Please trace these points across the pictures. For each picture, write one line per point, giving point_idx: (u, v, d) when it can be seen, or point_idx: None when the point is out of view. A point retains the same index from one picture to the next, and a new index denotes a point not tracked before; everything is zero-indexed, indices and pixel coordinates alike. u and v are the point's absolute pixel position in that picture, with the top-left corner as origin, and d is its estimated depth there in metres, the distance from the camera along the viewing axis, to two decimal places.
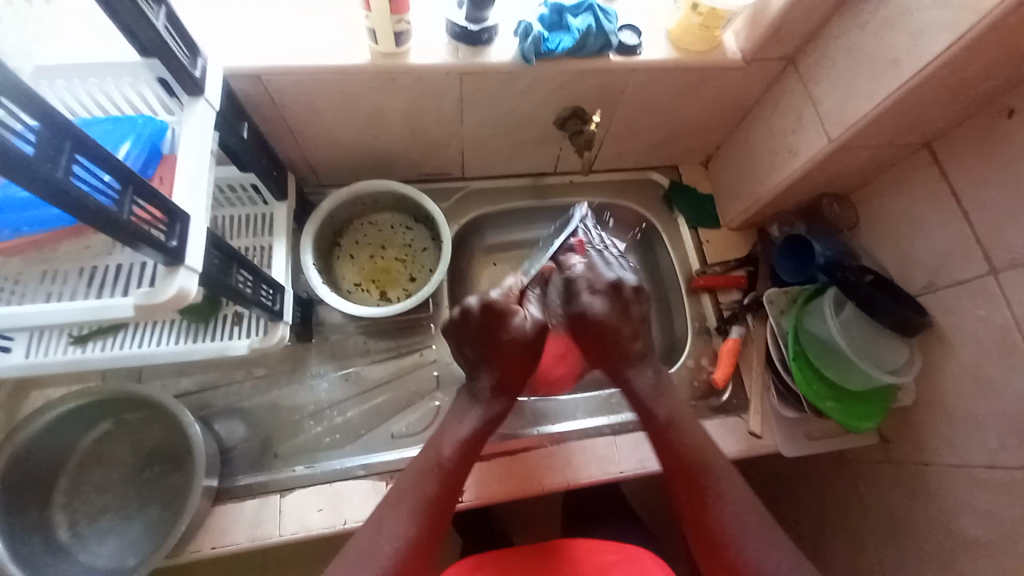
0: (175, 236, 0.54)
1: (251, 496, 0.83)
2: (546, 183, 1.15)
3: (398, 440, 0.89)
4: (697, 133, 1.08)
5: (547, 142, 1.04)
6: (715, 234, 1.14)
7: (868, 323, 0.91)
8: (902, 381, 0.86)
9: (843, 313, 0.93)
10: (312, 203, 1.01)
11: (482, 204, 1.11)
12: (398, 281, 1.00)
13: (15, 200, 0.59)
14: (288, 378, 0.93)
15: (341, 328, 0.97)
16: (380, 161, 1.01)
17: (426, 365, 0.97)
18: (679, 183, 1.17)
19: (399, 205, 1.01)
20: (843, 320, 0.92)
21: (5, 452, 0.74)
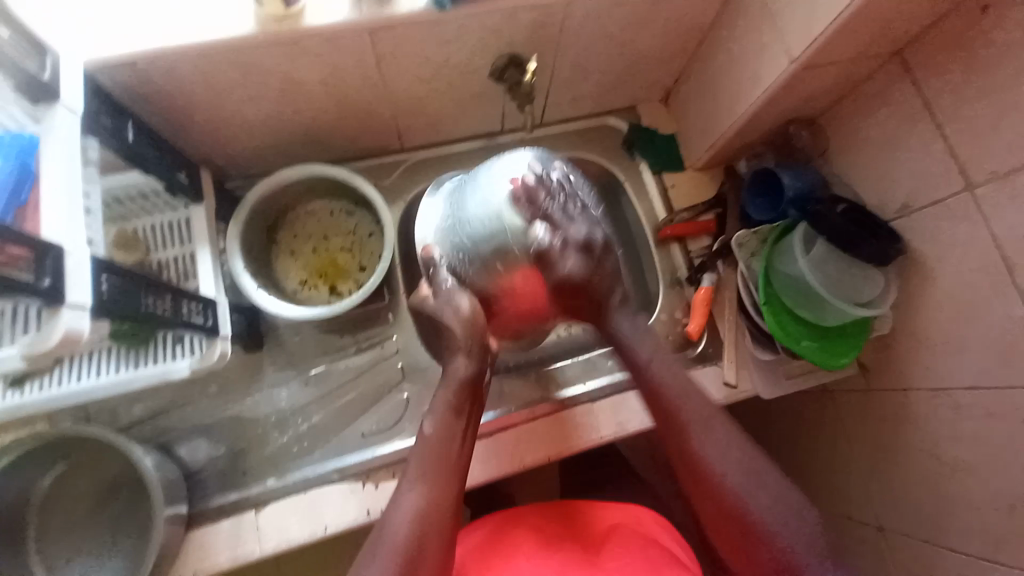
0: (49, 274, 0.47)
1: (226, 516, 0.79)
2: (496, 143, 1.06)
3: (370, 439, 0.86)
4: (652, 67, 0.99)
5: (489, 97, 0.95)
6: (681, 177, 1.07)
7: (840, 257, 0.86)
8: (878, 314, 0.83)
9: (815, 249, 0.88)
10: (239, 199, 0.92)
11: (428, 176, 1.02)
12: (347, 272, 0.94)
13: None
14: (246, 391, 0.88)
15: (294, 331, 0.91)
16: (306, 142, 0.91)
17: (390, 357, 0.92)
18: (639, 125, 1.09)
19: (335, 189, 0.92)
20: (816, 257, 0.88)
21: None
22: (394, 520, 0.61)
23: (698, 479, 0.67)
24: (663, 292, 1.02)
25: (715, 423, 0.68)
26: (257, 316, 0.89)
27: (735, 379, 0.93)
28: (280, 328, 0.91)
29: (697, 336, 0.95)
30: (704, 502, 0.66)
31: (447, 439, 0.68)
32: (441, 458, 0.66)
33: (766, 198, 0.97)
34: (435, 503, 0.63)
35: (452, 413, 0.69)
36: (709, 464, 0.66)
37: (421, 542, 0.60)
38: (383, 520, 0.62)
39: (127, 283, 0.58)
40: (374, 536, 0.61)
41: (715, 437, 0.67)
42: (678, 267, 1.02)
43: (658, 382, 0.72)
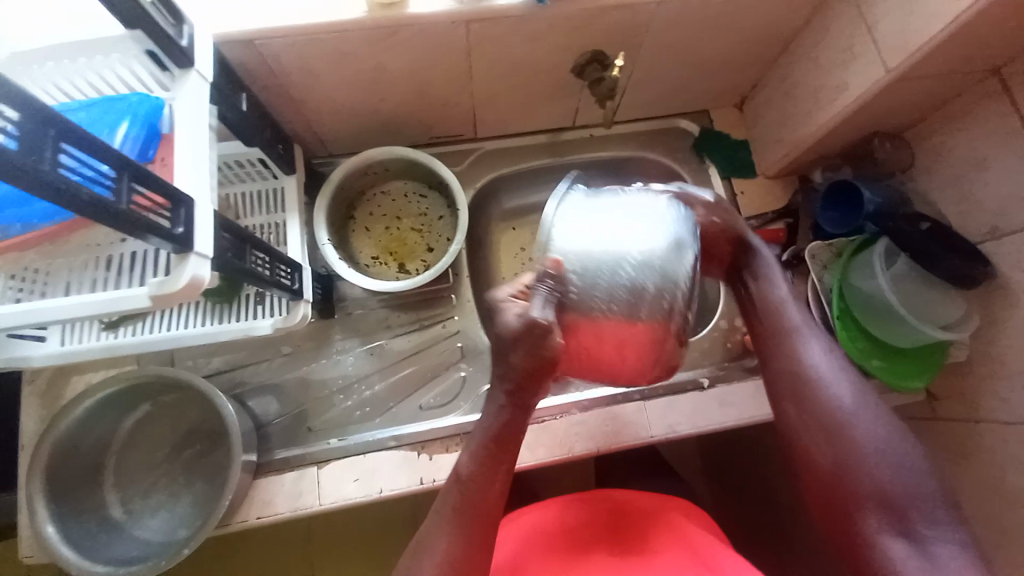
0: (181, 223, 0.52)
1: (290, 469, 0.84)
2: (566, 139, 1.08)
3: (427, 412, 0.90)
4: (730, 71, 0.98)
5: (565, 93, 0.96)
6: (750, 185, 1.06)
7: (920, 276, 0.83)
8: (959, 336, 0.79)
9: (895, 267, 0.85)
10: (321, 175, 0.97)
11: (496, 166, 1.05)
12: (415, 252, 0.97)
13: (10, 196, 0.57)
14: (315, 355, 0.93)
15: (362, 302, 0.96)
16: (387, 126, 0.95)
17: (449, 336, 0.95)
18: (711, 130, 1.08)
19: (411, 172, 0.96)
20: (895, 274, 0.84)
21: (52, 439, 0.76)
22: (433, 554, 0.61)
23: (830, 419, 0.65)
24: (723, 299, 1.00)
25: (816, 340, 0.69)
26: (331, 285, 0.95)
27: None
28: (348, 300, 0.96)
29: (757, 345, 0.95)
30: (791, 410, 0.67)
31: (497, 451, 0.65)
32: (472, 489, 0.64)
33: (836, 211, 0.95)
34: (473, 542, 0.62)
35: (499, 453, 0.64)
36: (810, 378, 0.67)
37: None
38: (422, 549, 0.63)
39: (234, 243, 0.62)
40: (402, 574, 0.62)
41: (815, 345, 0.69)
42: None
43: (769, 300, 0.73)
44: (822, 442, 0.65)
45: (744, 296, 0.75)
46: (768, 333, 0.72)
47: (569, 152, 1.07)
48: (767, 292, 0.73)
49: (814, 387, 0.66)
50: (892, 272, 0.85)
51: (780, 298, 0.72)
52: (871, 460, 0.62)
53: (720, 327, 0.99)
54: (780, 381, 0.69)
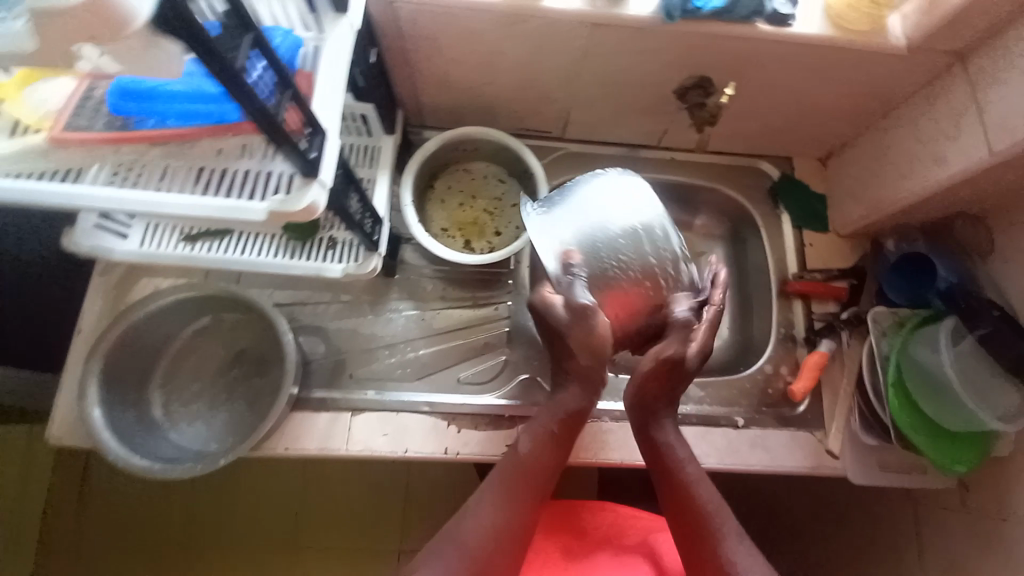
0: (315, 149, 0.55)
1: (325, 410, 0.87)
2: (648, 156, 1.09)
3: (464, 387, 0.91)
4: (826, 123, 0.99)
5: (660, 112, 0.98)
6: (820, 239, 1.06)
7: (982, 362, 0.83)
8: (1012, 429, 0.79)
9: (959, 347, 0.84)
10: (412, 142, 1.01)
11: (576, 168, 1.07)
12: (483, 233, 1.00)
13: (155, 91, 0.59)
14: (370, 308, 0.96)
15: (422, 269, 0.98)
16: (484, 107, 0.98)
17: (498, 320, 0.97)
18: (791, 178, 1.09)
19: (497, 156, 0.99)
20: (959, 353, 0.84)
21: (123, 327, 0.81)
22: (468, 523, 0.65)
23: (698, 523, 0.66)
24: (772, 344, 1.00)
25: (735, 534, 0.65)
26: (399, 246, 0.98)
27: (838, 450, 0.91)
28: (410, 264, 0.99)
29: (799, 398, 0.93)
30: None
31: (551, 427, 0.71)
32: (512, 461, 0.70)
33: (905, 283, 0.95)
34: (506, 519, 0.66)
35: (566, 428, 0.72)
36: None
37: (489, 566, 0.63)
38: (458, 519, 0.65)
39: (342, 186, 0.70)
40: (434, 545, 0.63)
41: (735, 538, 0.64)
42: (795, 324, 1.01)
43: (688, 486, 0.68)
44: (680, 510, 0.67)
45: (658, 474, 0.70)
46: (687, 525, 0.66)
47: (649, 170, 1.08)
48: (678, 461, 0.70)
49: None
50: (957, 351, 0.84)
51: (690, 480, 0.68)
52: (711, 524, 0.65)
53: (764, 371, 0.98)
54: (652, 459, 0.72)
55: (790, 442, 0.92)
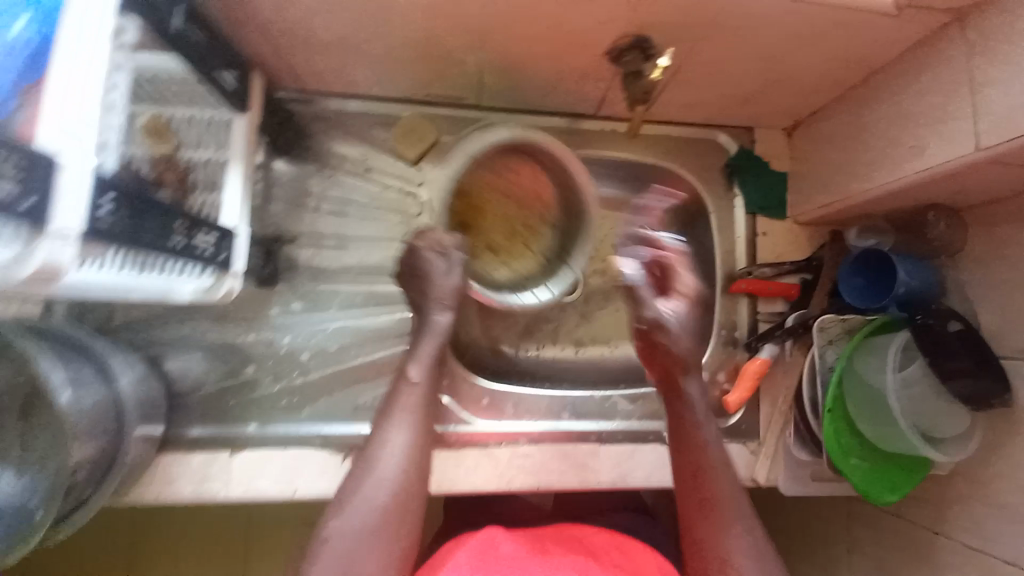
0: (35, 193, 0.38)
1: (197, 450, 0.77)
2: (584, 128, 0.92)
3: (364, 412, 0.81)
4: (795, 93, 0.82)
5: (595, 79, 0.79)
6: (776, 226, 0.93)
7: (936, 392, 0.74)
8: (946, 459, 0.72)
9: (909, 369, 0.75)
10: (288, 117, 0.82)
11: (497, 145, 0.90)
12: (388, 230, 0.85)
13: None
14: (246, 325, 0.80)
15: (312, 271, 0.83)
16: (376, 72, 0.78)
17: (403, 333, 0.83)
18: (750, 153, 0.94)
19: (405, 137, 0.84)
20: (905, 379, 0.76)
21: None
22: (387, 460, 0.65)
23: (705, 503, 0.64)
24: (712, 350, 0.90)
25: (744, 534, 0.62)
26: (279, 250, 0.82)
27: (765, 474, 0.84)
28: (288, 273, 0.82)
29: (733, 407, 0.86)
30: None
31: (427, 391, 0.71)
32: (425, 429, 0.69)
33: (866, 278, 0.86)
34: (413, 455, 0.66)
35: (433, 382, 0.73)
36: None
37: (401, 504, 0.64)
38: (375, 453, 0.66)
39: (128, 234, 0.49)
40: (356, 474, 0.65)
41: (737, 533, 0.61)
42: (739, 325, 0.91)
43: (709, 469, 0.66)
44: (707, 520, 0.63)
45: (680, 461, 0.68)
46: (689, 499, 0.65)
47: (586, 146, 0.92)
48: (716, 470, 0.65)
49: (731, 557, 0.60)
50: (902, 377, 0.76)
51: (720, 468, 0.66)
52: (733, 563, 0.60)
53: (699, 378, 0.89)
54: (680, 476, 0.67)
55: (726, 456, 0.85)
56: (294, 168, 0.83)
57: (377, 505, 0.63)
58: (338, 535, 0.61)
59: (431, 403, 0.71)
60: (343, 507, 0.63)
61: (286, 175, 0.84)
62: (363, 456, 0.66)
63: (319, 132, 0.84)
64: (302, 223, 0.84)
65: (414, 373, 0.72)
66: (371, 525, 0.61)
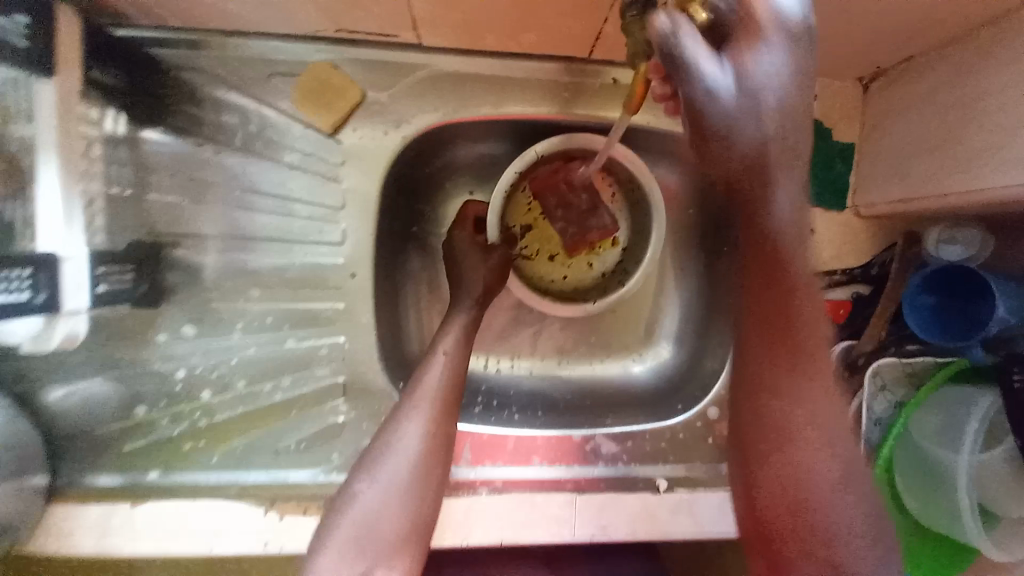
0: None
1: (92, 500, 0.64)
2: (571, 78, 0.65)
3: (286, 458, 0.66)
4: (887, 32, 0.54)
5: (583, 9, 0.52)
6: (830, 220, 0.69)
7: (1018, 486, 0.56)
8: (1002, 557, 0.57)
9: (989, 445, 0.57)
10: (153, 67, 0.58)
11: (450, 104, 0.64)
12: (305, 226, 0.65)
13: None
14: (131, 354, 0.64)
15: (210, 284, 0.65)
16: (253, 0, 0.52)
17: (330, 363, 0.66)
18: (806, 116, 0.67)
19: (320, 101, 0.62)
20: (985, 462, 0.58)
21: None
22: (406, 431, 0.57)
23: (774, 394, 0.51)
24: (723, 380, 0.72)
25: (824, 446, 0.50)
26: (160, 258, 0.62)
27: None
28: (179, 289, 0.64)
29: None
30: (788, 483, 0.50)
31: (456, 362, 0.61)
32: (453, 402, 0.59)
33: (939, 299, 0.63)
34: (439, 425, 0.58)
35: (464, 354, 0.62)
36: (807, 498, 0.50)
37: (420, 487, 0.56)
38: (395, 424, 0.57)
39: None
40: (379, 441, 0.57)
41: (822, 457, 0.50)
42: None
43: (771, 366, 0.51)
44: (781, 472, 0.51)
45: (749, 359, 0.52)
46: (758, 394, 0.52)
47: (573, 105, 0.66)
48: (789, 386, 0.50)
49: (812, 473, 0.50)
50: (981, 458, 0.57)
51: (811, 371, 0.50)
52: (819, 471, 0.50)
53: (706, 416, 0.71)
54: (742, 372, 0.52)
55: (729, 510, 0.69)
56: (171, 144, 0.62)
57: (403, 481, 0.56)
58: (364, 496, 0.55)
59: (460, 376, 0.61)
60: (367, 468, 0.56)
61: (162, 152, 0.63)
62: (383, 429, 0.58)
63: (198, 92, 0.61)
64: (189, 221, 0.64)
65: (443, 344, 0.62)
66: (395, 499, 0.55)
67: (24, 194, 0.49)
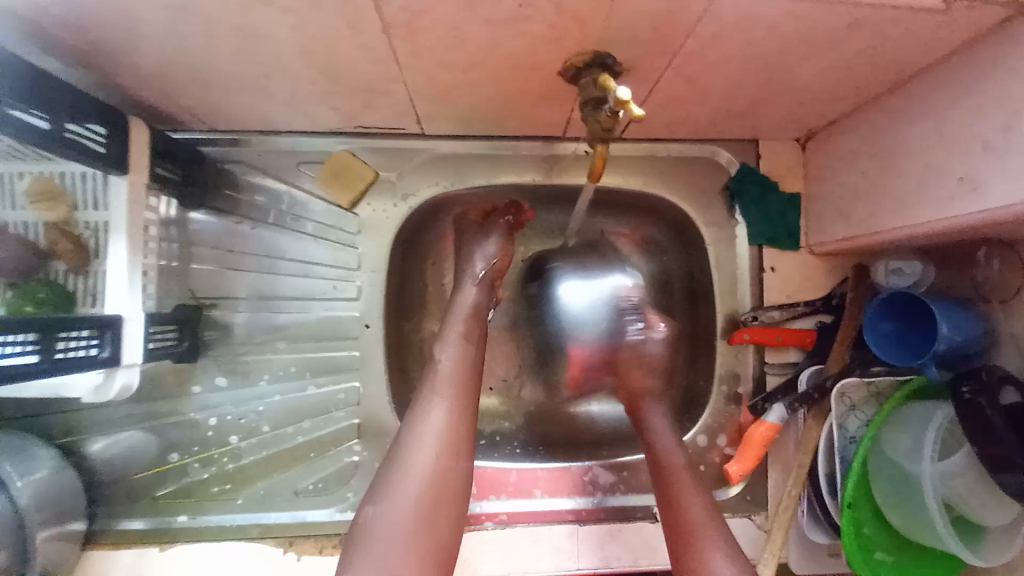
0: None
1: (126, 544, 0.69)
2: (550, 152, 0.77)
3: (304, 499, 0.71)
4: (806, 105, 0.65)
5: (551, 104, 0.64)
6: (788, 260, 0.78)
7: (983, 487, 0.59)
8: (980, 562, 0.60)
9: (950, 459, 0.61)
10: (203, 162, 0.71)
11: (448, 178, 0.76)
12: (325, 285, 0.75)
13: None
14: (169, 405, 0.72)
15: (242, 341, 0.73)
16: (288, 108, 0.65)
17: (346, 407, 0.73)
18: (754, 172, 0.78)
19: (338, 181, 0.74)
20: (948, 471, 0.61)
21: None
22: (421, 435, 0.58)
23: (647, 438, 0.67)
24: (708, 409, 0.77)
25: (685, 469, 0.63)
26: (200, 319, 0.72)
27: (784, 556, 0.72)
28: (214, 343, 0.73)
29: (735, 480, 0.73)
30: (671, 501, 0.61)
31: (464, 366, 0.63)
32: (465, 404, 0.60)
33: (897, 324, 0.70)
34: (455, 424, 0.59)
35: (472, 363, 0.64)
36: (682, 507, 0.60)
37: (440, 479, 0.55)
38: (409, 429, 0.58)
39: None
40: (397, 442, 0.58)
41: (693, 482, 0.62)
42: (741, 379, 0.77)
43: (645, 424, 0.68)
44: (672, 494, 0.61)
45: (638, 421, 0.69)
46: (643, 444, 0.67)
47: (554, 173, 0.77)
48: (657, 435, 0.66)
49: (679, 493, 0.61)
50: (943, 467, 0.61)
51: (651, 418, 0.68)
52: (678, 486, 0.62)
53: (695, 444, 0.76)
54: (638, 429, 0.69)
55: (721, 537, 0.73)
56: (212, 222, 0.74)
57: (420, 485, 0.55)
58: (387, 489, 0.55)
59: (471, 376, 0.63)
60: (388, 475, 0.55)
61: (205, 229, 0.74)
62: (400, 439, 0.58)
63: (240, 180, 0.74)
64: (225, 286, 0.74)
65: (445, 347, 0.64)
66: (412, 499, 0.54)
67: (90, 268, 0.61)
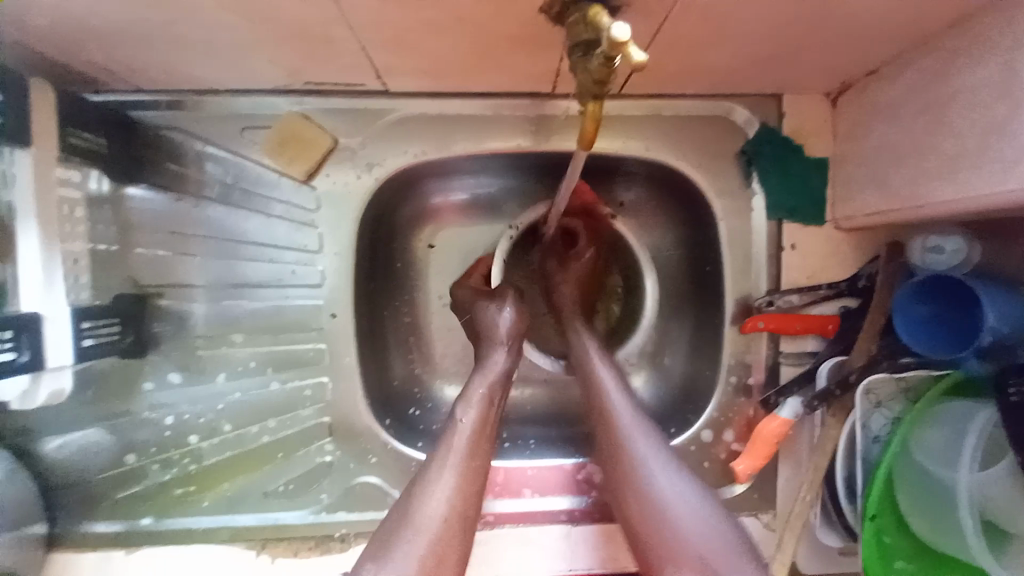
0: None
1: (89, 548, 0.65)
2: (538, 111, 0.66)
3: (273, 501, 0.66)
4: (845, 49, 0.53)
5: (535, 51, 0.52)
6: (811, 234, 0.68)
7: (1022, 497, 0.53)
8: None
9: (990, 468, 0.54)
10: (135, 130, 0.61)
11: (421, 144, 0.66)
12: (285, 270, 0.67)
13: None
14: (123, 403, 0.66)
15: (197, 334, 0.67)
16: (218, 63, 0.54)
17: (314, 405, 0.66)
18: (776, 132, 0.67)
19: (294, 151, 0.64)
20: (984, 480, 0.55)
21: None
22: (428, 504, 0.52)
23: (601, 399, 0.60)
24: (714, 401, 0.70)
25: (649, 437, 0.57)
26: (146, 310, 0.65)
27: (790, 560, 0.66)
28: (166, 337, 0.66)
29: (740, 479, 0.66)
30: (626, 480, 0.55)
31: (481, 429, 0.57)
32: (478, 475, 0.55)
33: (934, 308, 0.61)
34: (465, 494, 0.53)
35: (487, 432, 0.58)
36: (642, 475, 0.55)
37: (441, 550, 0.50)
38: (414, 498, 0.52)
39: None
40: (397, 516, 0.52)
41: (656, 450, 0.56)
42: (751, 368, 0.70)
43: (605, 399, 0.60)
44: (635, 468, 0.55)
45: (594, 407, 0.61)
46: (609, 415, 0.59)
47: (543, 136, 0.66)
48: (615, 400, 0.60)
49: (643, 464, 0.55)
50: (979, 476, 0.55)
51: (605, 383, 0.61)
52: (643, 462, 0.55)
53: (698, 439, 0.70)
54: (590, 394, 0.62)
55: None
56: (153, 200, 0.65)
57: None
58: (386, 570, 0.48)
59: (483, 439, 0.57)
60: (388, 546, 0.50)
61: (148, 207, 0.65)
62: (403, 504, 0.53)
63: (179, 150, 0.64)
64: (174, 273, 0.66)
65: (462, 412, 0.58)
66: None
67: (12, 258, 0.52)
